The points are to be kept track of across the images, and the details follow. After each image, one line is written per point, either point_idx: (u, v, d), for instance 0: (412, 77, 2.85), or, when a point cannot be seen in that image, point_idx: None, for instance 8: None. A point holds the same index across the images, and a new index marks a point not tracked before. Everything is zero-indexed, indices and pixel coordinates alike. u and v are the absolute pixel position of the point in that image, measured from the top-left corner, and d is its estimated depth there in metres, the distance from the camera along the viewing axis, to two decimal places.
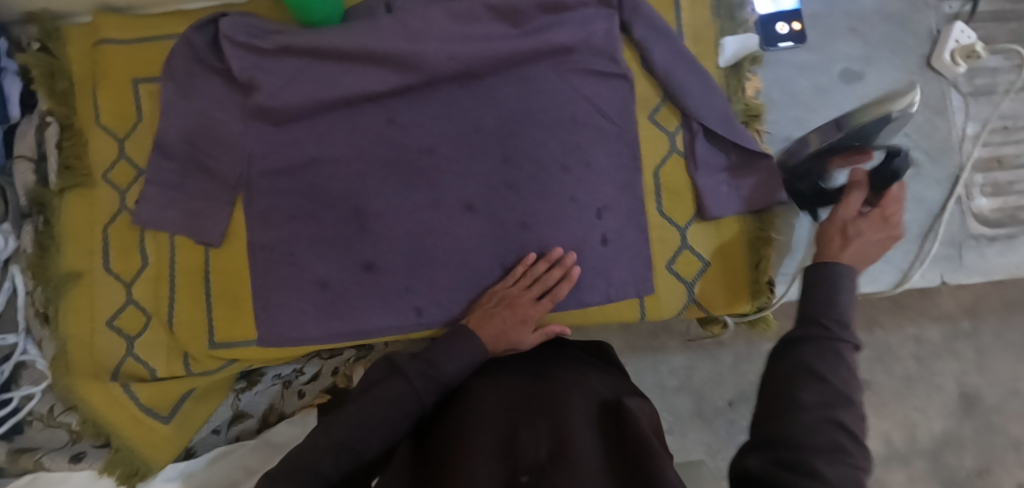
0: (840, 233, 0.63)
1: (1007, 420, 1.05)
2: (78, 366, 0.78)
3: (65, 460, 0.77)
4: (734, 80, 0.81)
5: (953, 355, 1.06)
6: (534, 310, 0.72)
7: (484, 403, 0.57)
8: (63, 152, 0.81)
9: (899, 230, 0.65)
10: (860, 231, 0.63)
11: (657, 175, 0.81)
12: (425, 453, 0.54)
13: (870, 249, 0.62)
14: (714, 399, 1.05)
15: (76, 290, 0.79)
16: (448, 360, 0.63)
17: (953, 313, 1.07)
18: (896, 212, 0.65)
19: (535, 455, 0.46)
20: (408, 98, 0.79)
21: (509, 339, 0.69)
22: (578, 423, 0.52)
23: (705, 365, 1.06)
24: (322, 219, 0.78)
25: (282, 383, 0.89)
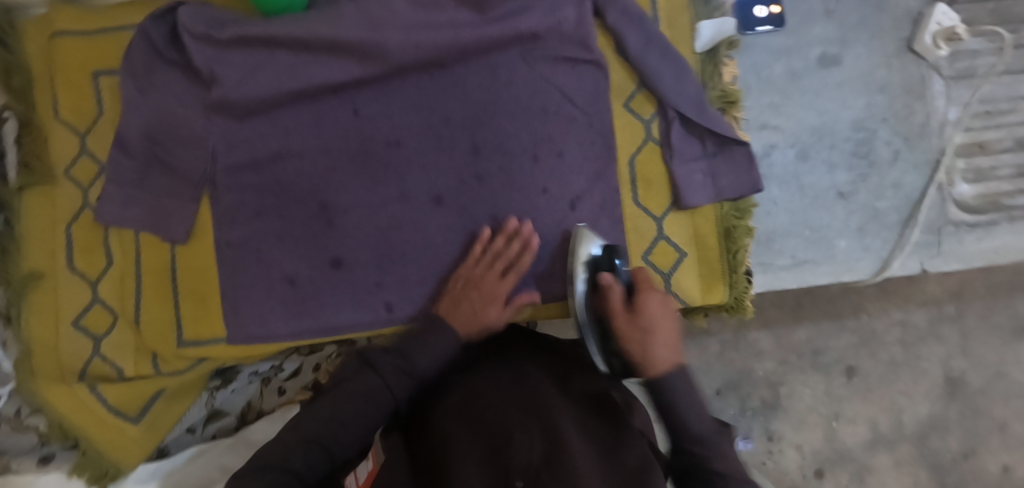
0: (638, 334, 0.62)
1: (991, 402, 1.05)
2: (43, 368, 0.77)
3: (33, 462, 0.75)
4: (710, 65, 0.79)
5: (938, 340, 1.06)
6: (500, 287, 0.73)
7: (471, 402, 0.57)
8: (22, 149, 0.79)
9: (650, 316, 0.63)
10: (654, 323, 0.62)
11: (632, 164, 0.80)
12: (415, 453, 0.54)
13: (673, 332, 0.63)
14: (701, 388, 1.05)
15: (38, 292, 0.78)
16: (422, 356, 0.63)
17: (939, 297, 1.06)
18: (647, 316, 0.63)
19: (528, 458, 0.46)
20: (374, 89, 0.78)
21: (484, 322, 0.71)
22: (566, 424, 0.52)
23: (692, 354, 1.06)
24: (289, 216, 0.78)
25: (261, 380, 0.88)
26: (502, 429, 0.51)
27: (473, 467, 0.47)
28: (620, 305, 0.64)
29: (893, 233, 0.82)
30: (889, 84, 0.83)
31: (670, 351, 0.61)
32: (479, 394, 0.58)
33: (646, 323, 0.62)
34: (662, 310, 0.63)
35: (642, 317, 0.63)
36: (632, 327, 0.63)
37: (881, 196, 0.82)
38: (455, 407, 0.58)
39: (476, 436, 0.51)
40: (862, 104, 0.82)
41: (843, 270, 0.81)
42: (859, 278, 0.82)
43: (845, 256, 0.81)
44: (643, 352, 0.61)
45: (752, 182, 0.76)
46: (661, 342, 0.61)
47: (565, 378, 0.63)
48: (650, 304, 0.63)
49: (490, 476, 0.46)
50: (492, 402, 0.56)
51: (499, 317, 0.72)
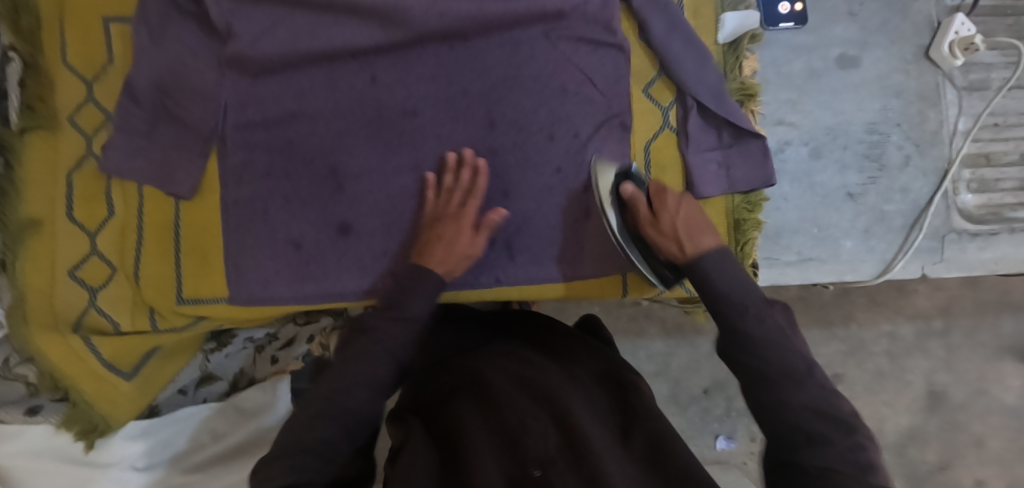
0: (670, 230, 0.68)
1: (970, 418, 1.07)
2: (35, 315, 0.74)
3: (21, 413, 0.73)
4: (732, 57, 0.78)
5: (923, 353, 1.08)
6: (465, 213, 0.72)
7: (482, 388, 0.59)
8: (25, 91, 0.76)
9: (681, 220, 0.68)
10: (680, 214, 0.68)
11: (647, 149, 0.79)
12: (441, 433, 0.56)
13: (698, 216, 0.69)
14: (690, 386, 1.16)
15: (36, 239, 0.75)
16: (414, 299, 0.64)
17: (927, 312, 1.08)
18: (679, 216, 0.68)
19: (544, 450, 0.49)
20: (393, 57, 0.77)
21: (457, 251, 0.70)
22: (579, 410, 0.55)
23: (683, 351, 1.17)
24: (298, 179, 0.77)
25: (254, 347, 0.88)
26: (516, 417, 0.53)
27: (490, 460, 0.49)
28: (646, 212, 0.70)
29: (897, 237, 0.81)
30: (905, 89, 0.83)
31: (701, 231, 0.66)
32: (490, 379, 0.60)
33: (674, 220, 0.68)
34: (681, 203, 0.70)
35: (667, 212, 0.69)
36: (661, 225, 0.69)
37: (888, 199, 0.82)
38: (466, 394, 0.59)
39: (488, 426, 0.53)
40: (876, 107, 0.82)
41: (847, 270, 0.81)
42: (862, 280, 0.81)
43: (847, 256, 0.81)
44: (673, 239, 0.67)
45: (764, 176, 0.75)
46: (693, 233, 0.66)
47: (571, 360, 0.65)
48: (672, 199, 0.70)
49: (507, 470, 0.49)
50: (502, 389, 0.58)
51: (471, 244, 0.71)
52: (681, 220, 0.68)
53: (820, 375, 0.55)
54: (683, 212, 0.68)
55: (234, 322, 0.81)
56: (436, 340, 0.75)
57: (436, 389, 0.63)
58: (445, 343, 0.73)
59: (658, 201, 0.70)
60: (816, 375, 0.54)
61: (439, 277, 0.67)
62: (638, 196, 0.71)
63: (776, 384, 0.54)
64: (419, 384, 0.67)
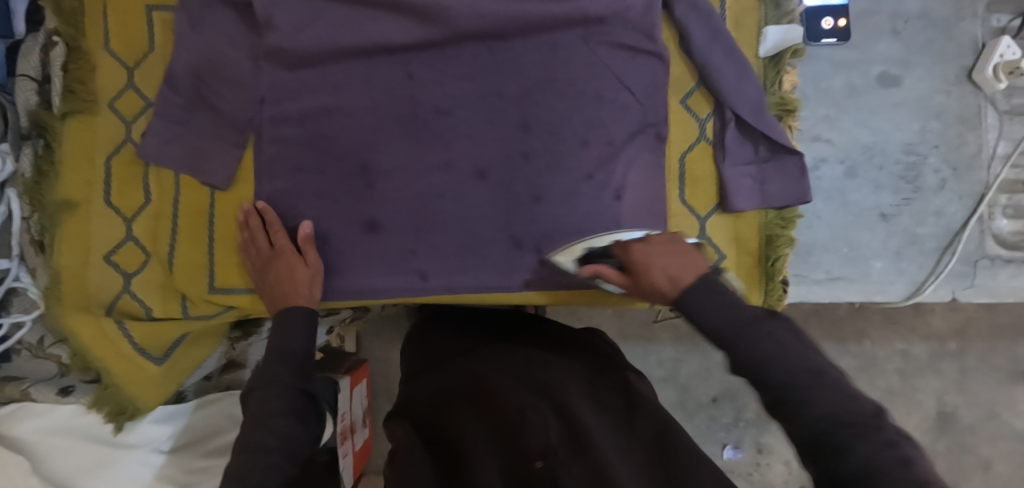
0: (651, 288, 0.61)
1: (979, 442, 1.08)
2: (68, 296, 0.74)
3: (54, 392, 0.76)
4: (771, 71, 0.77)
5: (935, 373, 1.08)
6: (280, 242, 0.73)
7: (478, 382, 0.60)
8: (67, 75, 0.76)
9: (654, 274, 0.60)
10: (651, 267, 0.61)
11: (682, 160, 0.79)
12: (436, 423, 0.58)
13: (671, 252, 0.62)
14: (698, 394, 1.20)
15: (71, 220, 0.75)
16: (285, 336, 0.65)
17: (942, 332, 1.08)
18: (649, 273, 0.61)
19: (546, 440, 0.52)
20: (431, 54, 0.77)
21: (301, 276, 0.71)
22: (576, 397, 0.57)
23: (693, 359, 1.20)
24: (329, 172, 0.76)
25: None
26: (515, 409, 0.55)
27: (488, 453, 0.52)
28: (622, 281, 0.64)
29: (928, 259, 0.80)
30: (945, 110, 0.81)
31: (682, 274, 0.59)
32: (485, 372, 0.62)
33: (650, 277, 0.61)
34: (645, 251, 0.62)
35: (639, 271, 0.62)
36: (641, 284, 0.62)
37: (921, 222, 0.81)
38: (460, 387, 0.61)
39: (484, 419, 0.55)
40: (915, 128, 0.81)
41: (876, 290, 0.80)
42: (891, 300, 0.81)
43: (877, 277, 0.80)
44: (660, 294, 0.60)
45: (799, 193, 0.74)
46: (672, 279, 0.59)
47: (568, 353, 0.68)
48: (636, 254, 0.63)
49: (507, 462, 0.51)
50: (497, 381, 0.59)
51: (310, 267, 0.73)
52: (652, 276, 0.60)
53: (831, 373, 0.50)
54: (649, 265, 0.61)
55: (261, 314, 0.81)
56: (430, 337, 0.76)
57: (428, 381, 0.65)
58: (440, 335, 0.75)
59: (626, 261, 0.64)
60: (827, 378, 0.50)
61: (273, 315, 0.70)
62: (605, 272, 0.65)
63: (790, 404, 0.49)
64: (413, 376, 0.68)
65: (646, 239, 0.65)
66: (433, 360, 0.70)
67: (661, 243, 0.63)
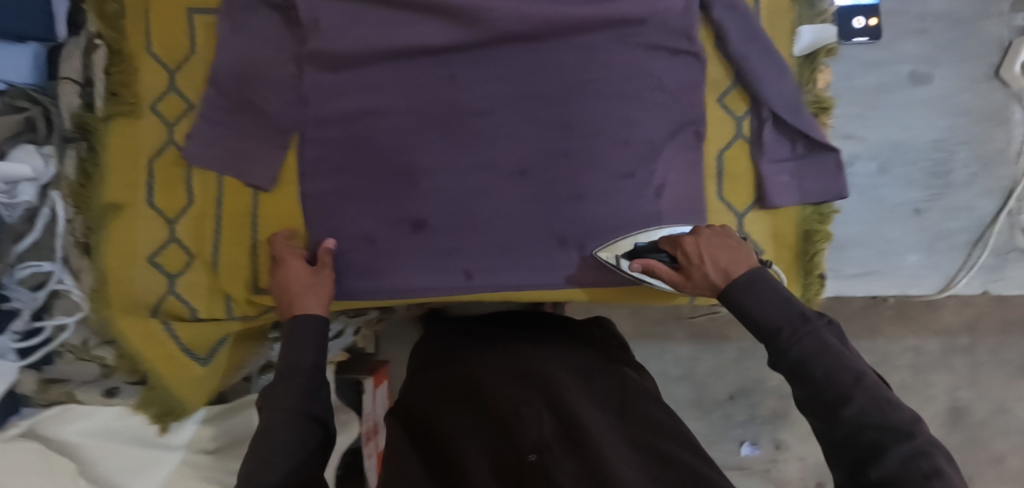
0: (700, 280, 0.67)
1: (992, 436, 1.11)
2: (115, 298, 0.75)
3: (99, 394, 0.78)
4: (807, 69, 0.78)
5: (948, 369, 1.11)
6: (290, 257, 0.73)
7: (476, 388, 0.66)
8: (109, 78, 0.77)
9: (706, 267, 0.66)
10: (703, 261, 0.66)
11: (720, 157, 0.80)
12: (438, 425, 0.63)
13: (722, 247, 0.67)
14: (715, 391, 1.22)
15: (117, 222, 0.76)
16: (301, 354, 0.66)
17: (953, 328, 1.10)
18: (703, 266, 0.66)
19: (538, 433, 0.56)
20: (470, 55, 0.77)
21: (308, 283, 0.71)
22: (569, 395, 0.62)
23: (708, 356, 1.21)
24: (372, 173, 0.77)
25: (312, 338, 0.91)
26: (510, 408, 0.60)
27: (484, 452, 0.57)
28: (671, 273, 0.70)
29: (960, 252, 0.81)
30: (972, 108, 0.82)
31: (732, 266, 0.65)
32: (482, 379, 0.67)
33: (701, 269, 0.66)
34: (699, 244, 0.68)
35: (692, 265, 0.67)
36: (692, 276, 0.68)
37: (953, 216, 0.81)
38: (461, 392, 0.67)
39: (481, 421, 0.60)
40: (943, 125, 0.81)
41: (910, 284, 0.81)
42: (924, 293, 0.81)
43: (909, 271, 0.81)
44: (711, 286, 0.66)
45: (837, 189, 0.76)
46: (727, 270, 0.65)
47: (566, 354, 0.73)
48: (688, 247, 0.68)
49: (502, 455, 0.56)
50: (492, 386, 0.65)
51: (316, 274, 0.72)
52: (705, 268, 0.66)
53: (872, 381, 0.53)
54: (701, 257, 0.66)
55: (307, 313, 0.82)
56: (433, 345, 0.82)
57: (430, 389, 0.70)
58: (443, 345, 0.81)
59: (676, 255, 0.70)
60: (868, 384, 0.53)
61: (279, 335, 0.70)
62: (658, 267, 0.70)
63: (829, 401, 0.54)
64: (415, 384, 0.74)
65: (696, 233, 0.70)
66: (436, 366, 0.75)
67: (710, 237, 0.69)
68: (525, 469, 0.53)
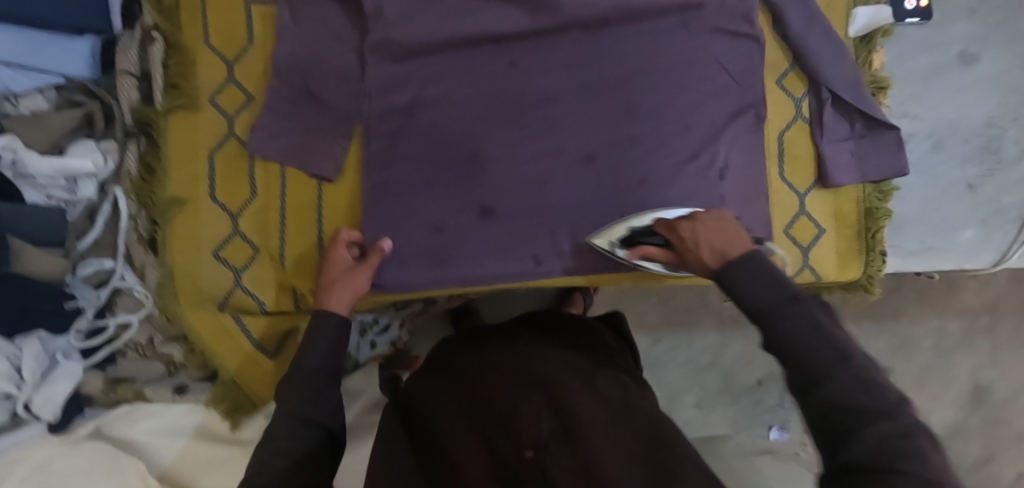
0: (697, 264, 0.61)
1: (1013, 414, 1.11)
2: (183, 293, 0.74)
3: (168, 391, 0.77)
4: (864, 52, 0.80)
5: (970, 348, 1.12)
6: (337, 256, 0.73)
7: (472, 385, 0.64)
8: (169, 71, 0.76)
9: (705, 253, 0.60)
10: (693, 248, 0.61)
11: (781, 139, 0.81)
12: (438, 426, 0.61)
13: (719, 232, 0.61)
14: (743, 378, 1.21)
15: (180, 217, 0.76)
16: (309, 354, 0.63)
17: (975, 308, 1.11)
18: (699, 251, 0.61)
19: (537, 432, 0.54)
20: (533, 43, 0.77)
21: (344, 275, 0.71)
22: (569, 389, 0.60)
23: (736, 344, 1.21)
24: (439, 162, 0.76)
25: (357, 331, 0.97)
26: (508, 406, 0.58)
27: (480, 452, 0.55)
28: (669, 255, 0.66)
29: (1013, 227, 0.82)
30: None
31: (728, 251, 0.59)
32: (478, 378, 0.64)
33: (695, 254, 0.61)
34: (694, 228, 0.62)
35: (680, 249, 0.64)
36: (688, 260, 0.63)
37: (1006, 191, 0.82)
38: (460, 389, 0.64)
39: (478, 423, 0.58)
40: (994, 103, 0.82)
41: (966, 258, 0.83)
42: (980, 267, 0.83)
43: (966, 246, 0.82)
44: (706, 271, 0.61)
45: (898, 166, 0.77)
46: (722, 257, 0.59)
47: (571, 348, 0.70)
48: (683, 233, 0.63)
49: (500, 454, 0.54)
50: (489, 385, 0.62)
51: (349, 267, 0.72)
52: (705, 254, 0.60)
53: (858, 358, 0.46)
54: (699, 243, 0.61)
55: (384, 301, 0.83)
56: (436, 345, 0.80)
57: (428, 392, 0.68)
58: (442, 348, 0.78)
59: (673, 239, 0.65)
60: (853, 361, 0.46)
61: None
62: (650, 249, 0.68)
63: (805, 380, 0.47)
64: (414, 385, 0.71)
65: (697, 217, 0.64)
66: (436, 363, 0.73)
67: (715, 223, 0.62)
68: (524, 470, 0.51)
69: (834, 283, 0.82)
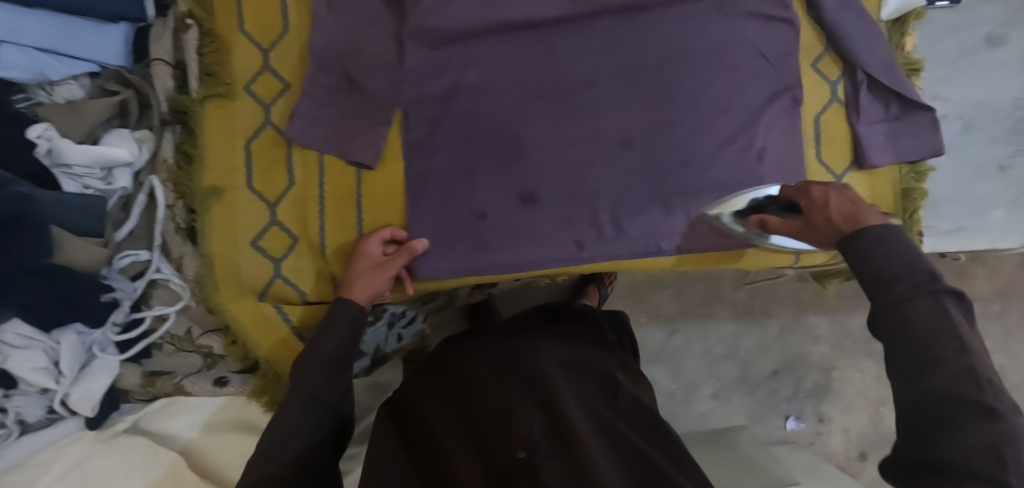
0: (822, 223, 0.59)
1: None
2: (224, 283, 0.74)
3: (209, 384, 0.77)
4: (896, 34, 0.81)
5: (982, 334, 1.11)
6: (371, 250, 0.73)
7: (469, 381, 0.66)
8: (203, 59, 0.76)
9: (836, 214, 0.58)
10: (828, 206, 0.59)
11: (816, 122, 0.81)
12: (434, 420, 0.64)
13: (858, 201, 0.59)
14: (759, 368, 1.16)
15: (218, 206, 0.74)
16: (326, 338, 0.68)
17: (986, 295, 1.10)
18: (830, 210, 0.59)
19: (529, 435, 0.57)
20: (572, 27, 0.76)
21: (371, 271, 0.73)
22: (562, 391, 0.62)
23: (752, 334, 1.16)
24: (481, 148, 0.76)
25: (389, 323, 0.98)
26: (504, 406, 0.60)
27: (474, 450, 0.58)
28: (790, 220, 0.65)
29: None
30: None
31: (866, 217, 0.56)
32: (476, 374, 0.66)
33: (822, 211, 0.60)
34: (834, 191, 0.60)
35: (808, 210, 0.62)
36: (812, 221, 0.61)
37: None
38: (457, 384, 0.66)
39: (473, 422, 0.61)
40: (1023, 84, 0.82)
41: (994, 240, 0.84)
42: (1012, 246, 0.84)
43: (992, 229, 0.83)
44: (831, 230, 0.58)
45: (934, 146, 0.77)
46: (867, 218, 0.56)
47: (567, 342, 0.72)
48: (815, 193, 0.62)
49: (494, 453, 0.57)
50: (484, 384, 0.64)
51: (381, 262, 0.73)
52: (839, 214, 0.58)
53: (977, 357, 0.46)
54: (827, 202, 0.60)
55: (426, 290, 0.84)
56: None
57: (425, 383, 0.70)
58: (441, 342, 0.80)
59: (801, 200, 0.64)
60: (972, 360, 0.45)
61: (357, 320, 0.70)
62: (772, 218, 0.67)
63: (915, 363, 0.47)
64: (414, 373, 0.73)
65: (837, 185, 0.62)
66: (434, 354, 0.75)
67: (854, 194, 0.60)
68: (515, 470, 0.55)
69: None
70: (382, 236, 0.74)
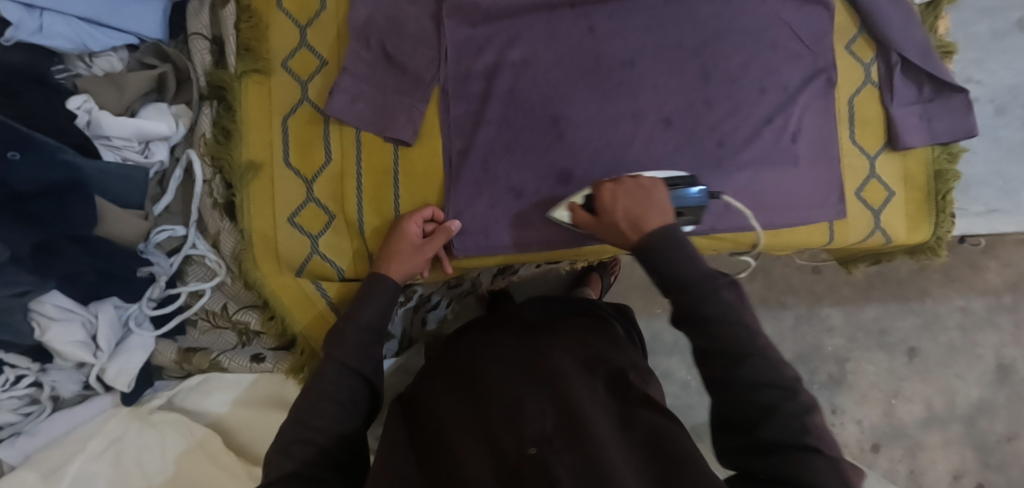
0: (613, 227, 0.62)
1: None
2: (262, 259, 0.75)
3: (246, 360, 0.77)
4: (931, 17, 0.81)
5: (994, 328, 1.06)
6: (413, 230, 0.73)
7: (479, 380, 0.62)
8: (241, 34, 0.76)
9: (628, 217, 0.60)
10: (615, 210, 0.62)
11: (851, 104, 0.81)
12: (441, 418, 0.59)
13: (638, 199, 0.62)
14: None
15: (256, 182, 0.75)
16: (363, 311, 0.67)
17: (997, 287, 1.06)
18: (619, 212, 0.61)
19: (541, 429, 0.52)
20: (610, 7, 0.76)
21: (414, 249, 0.72)
22: (576, 387, 0.57)
23: None
24: (518, 126, 0.76)
25: (413, 307, 0.97)
26: (516, 401, 0.56)
27: (481, 444, 0.53)
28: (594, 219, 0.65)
29: None
30: None
31: (644, 217, 0.59)
32: (487, 374, 0.62)
33: (611, 213, 0.62)
34: (619, 191, 0.63)
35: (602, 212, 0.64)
36: (607, 227, 0.63)
37: None
38: (469, 382, 0.63)
39: (481, 418, 0.56)
40: None
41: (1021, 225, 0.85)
42: None
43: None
44: (620, 233, 0.61)
45: (968, 127, 0.77)
46: (652, 216, 0.59)
47: (582, 343, 0.68)
48: (605, 195, 0.63)
49: (502, 447, 0.52)
50: (495, 383, 0.60)
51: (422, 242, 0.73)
52: (629, 218, 0.60)
53: (767, 341, 0.50)
54: (627, 200, 0.62)
55: (466, 268, 0.83)
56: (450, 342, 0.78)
57: (438, 385, 0.66)
58: (452, 345, 0.76)
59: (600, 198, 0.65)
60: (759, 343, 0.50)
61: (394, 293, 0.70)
62: (580, 211, 0.68)
63: (727, 358, 0.50)
64: (426, 377, 0.70)
65: (624, 182, 0.64)
66: (447, 357, 0.71)
67: (640, 191, 0.62)
68: (526, 466, 0.49)
69: (903, 244, 0.84)
70: (424, 215, 0.74)
